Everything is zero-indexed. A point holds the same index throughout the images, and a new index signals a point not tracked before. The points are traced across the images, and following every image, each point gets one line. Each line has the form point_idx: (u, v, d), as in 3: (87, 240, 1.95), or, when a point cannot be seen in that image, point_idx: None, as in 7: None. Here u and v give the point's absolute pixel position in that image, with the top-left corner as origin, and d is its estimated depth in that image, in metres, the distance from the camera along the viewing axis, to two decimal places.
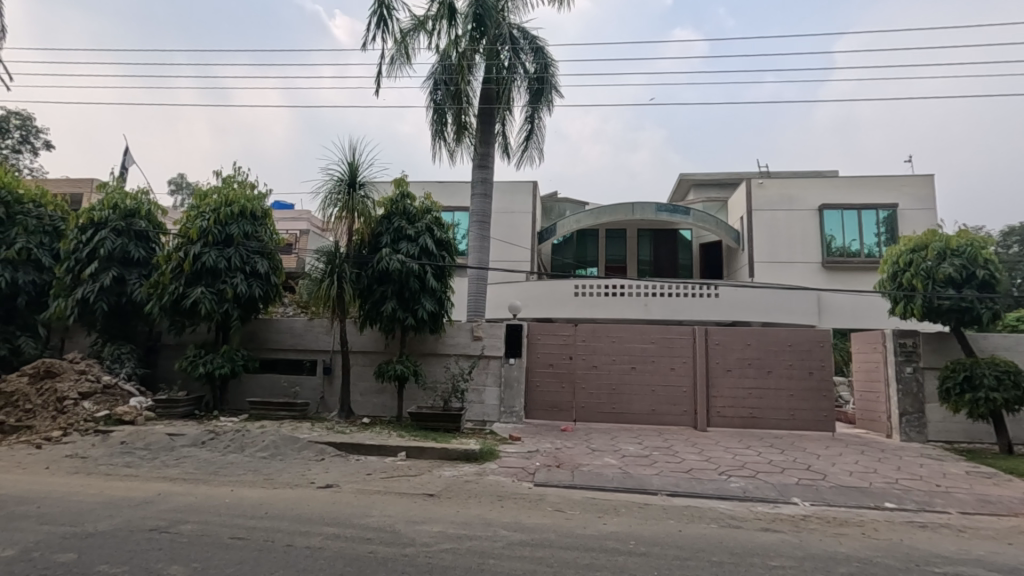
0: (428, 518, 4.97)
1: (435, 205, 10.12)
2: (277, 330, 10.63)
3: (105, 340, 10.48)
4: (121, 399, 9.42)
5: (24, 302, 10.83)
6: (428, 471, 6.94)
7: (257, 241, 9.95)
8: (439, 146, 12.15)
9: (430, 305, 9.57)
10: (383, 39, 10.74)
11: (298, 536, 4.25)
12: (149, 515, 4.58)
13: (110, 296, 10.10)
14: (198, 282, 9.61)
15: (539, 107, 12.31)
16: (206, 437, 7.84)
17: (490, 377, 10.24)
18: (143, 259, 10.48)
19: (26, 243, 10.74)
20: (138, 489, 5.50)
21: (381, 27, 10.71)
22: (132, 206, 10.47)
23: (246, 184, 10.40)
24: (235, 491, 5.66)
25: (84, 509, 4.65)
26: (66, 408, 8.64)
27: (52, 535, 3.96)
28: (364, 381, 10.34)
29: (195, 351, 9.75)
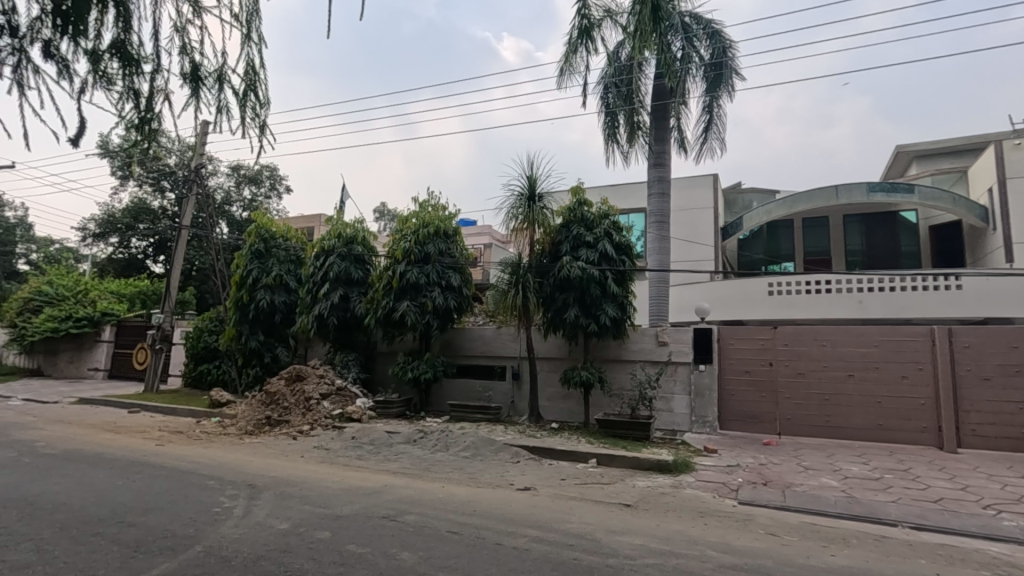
0: (627, 529, 4.86)
1: (612, 210, 10.05)
2: (471, 338, 11.48)
3: (336, 349, 12.38)
4: (350, 399, 11.03)
5: (279, 318, 13.32)
6: (621, 481, 6.82)
7: (450, 257, 10.94)
8: (612, 150, 12.01)
9: (612, 311, 9.46)
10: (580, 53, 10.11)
11: (505, 536, 4.47)
12: (380, 503, 5.23)
13: (338, 312, 11.90)
14: (404, 296, 10.80)
15: (718, 94, 11.63)
16: (417, 436, 8.75)
17: (678, 385, 9.73)
18: (361, 279, 12.20)
19: (279, 271, 13.23)
20: (369, 480, 6.34)
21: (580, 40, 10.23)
22: (351, 234, 12.30)
23: (438, 206, 11.48)
24: (445, 487, 6.21)
25: (332, 494, 5.50)
26: (311, 406, 10.37)
27: (311, 514, 4.74)
28: (550, 387, 10.62)
29: (404, 358, 10.99)
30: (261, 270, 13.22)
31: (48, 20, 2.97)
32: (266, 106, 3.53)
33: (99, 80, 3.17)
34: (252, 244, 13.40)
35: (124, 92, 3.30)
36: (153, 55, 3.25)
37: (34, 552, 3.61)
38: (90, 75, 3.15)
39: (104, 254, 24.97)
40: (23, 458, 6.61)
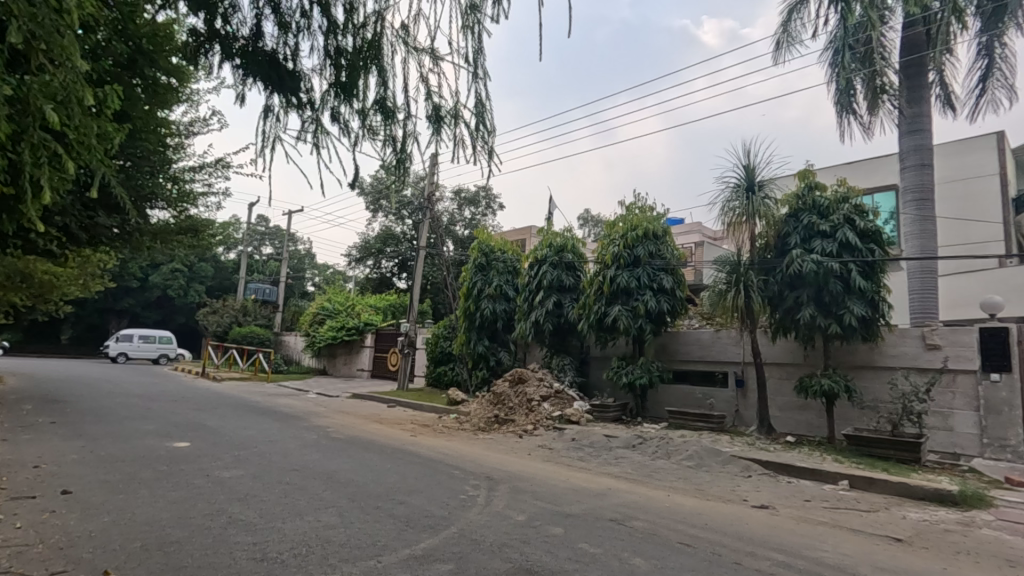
0: (900, 569, 4.09)
1: (852, 191, 8.71)
2: (687, 342, 10.97)
3: (552, 353, 12.99)
4: (568, 401, 11.45)
5: (501, 325, 14.52)
6: (885, 509, 5.76)
7: (661, 259, 10.69)
8: (849, 123, 10.35)
9: (860, 309, 8.10)
10: None
11: (745, 556, 4.13)
12: (607, 506, 5.29)
13: (553, 318, 12.46)
14: (615, 301, 10.83)
15: (1000, 31, 9.23)
16: (636, 441, 8.67)
17: (959, 398, 7.90)
18: (572, 285, 12.64)
19: (499, 281, 14.46)
20: (593, 481, 6.48)
21: None
22: (561, 242, 12.86)
23: (646, 208, 11.32)
24: (670, 496, 6.01)
25: (560, 492, 5.75)
26: (533, 407, 11.03)
27: (544, 509, 5.02)
28: (782, 396, 9.56)
29: (618, 362, 11.01)
30: (484, 282, 14.62)
31: (332, 91, 3.70)
32: (492, 134, 3.87)
33: (367, 133, 3.80)
34: (475, 258, 14.89)
35: (385, 140, 3.88)
36: (404, 105, 3.79)
37: (337, 516, 4.52)
38: (361, 130, 3.81)
39: (364, 274, 30.33)
40: (322, 440, 8.35)
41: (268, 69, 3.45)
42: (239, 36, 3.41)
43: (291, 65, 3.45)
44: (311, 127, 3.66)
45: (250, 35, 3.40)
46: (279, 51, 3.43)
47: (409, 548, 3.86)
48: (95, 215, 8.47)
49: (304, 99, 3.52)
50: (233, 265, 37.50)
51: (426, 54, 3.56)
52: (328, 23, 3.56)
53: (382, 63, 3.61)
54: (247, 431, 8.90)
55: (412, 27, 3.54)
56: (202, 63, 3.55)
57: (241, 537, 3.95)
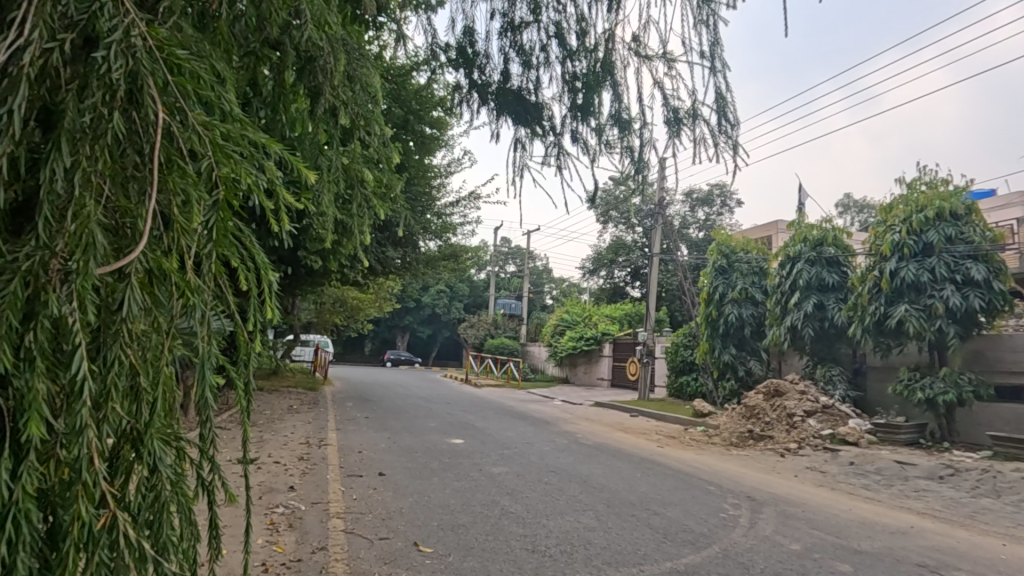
0: None
1: None
2: (1015, 348, 8.46)
3: (816, 362, 11.38)
4: (841, 419, 9.88)
5: (749, 331, 13.33)
6: None
7: (965, 244, 8.54)
8: None
9: None
10: None
11: None
12: (912, 548, 4.34)
13: (815, 322, 10.92)
14: (900, 299, 8.96)
15: None
16: (945, 473, 7.01)
17: None
18: (837, 284, 10.93)
19: (744, 284, 13.31)
20: (887, 515, 5.42)
21: None
22: (819, 236, 11.26)
23: (936, 182, 9.20)
24: (1008, 546, 4.65)
25: (843, 524, 4.97)
26: (796, 424, 9.77)
27: (824, 541, 4.39)
28: None
29: (908, 374, 9.07)
30: (726, 285, 13.62)
31: (571, 115, 3.91)
32: (735, 126, 3.62)
33: (604, 148, 3.89)
34: (715, 261, 13.99)
35: (622, 152, 3.94)
36: (639, 114, 3.79)
37: (596, 519, 4.68)
38: (599, 146, 3.92)
39: (598, 285, 31.10)
40: (573, 445, 8.78)
41: (515, 105, 3.82)
42: (492, 81, 3.86)
43: (534, 98, 3.76)
44: (554, 151, 3.92)
45: (501, 78, 3.82)
46: (524, 87, 3.78)
47: (670, 561, 3.78)
48: (386, 249, 10.51)
49: (547, 126, 3.77)
50: (484, 283, 42.29)
51: (660, 59, 3.51)
52: (564, 51, 3.80)
53: (616, 77, 3.68)
54: (508, 433, 9.89)
55: (643, 37, 3.54)
56: (462, 111, 4.11)
57: (513, 527, 4.39)
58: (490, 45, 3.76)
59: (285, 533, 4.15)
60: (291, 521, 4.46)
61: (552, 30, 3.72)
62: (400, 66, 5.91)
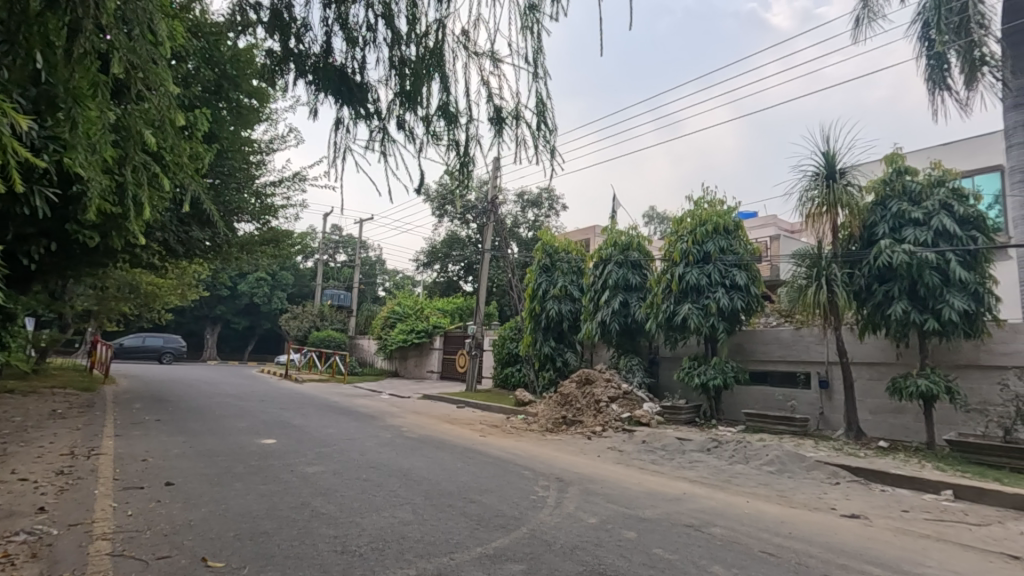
0: None
1: (949, 173, 7.97)
2: (763, 340, 10.43)
3: (621, 354, 12.78)
4: (637, 403, 11.23)
5: (567, 325, 14.45)
6: (998, 523, 5.09)
7: (733, 254, 10.27)
8: (942, 98, 9.67)
9: (962, 303, 7.33)
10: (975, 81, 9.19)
11: (835, 568, 3.72)
12: (683, 512, 5.09)
13: (620, 317, 12.24)
14: (685, 299, 10.47)
15: None
16: (712, 445, 8.37)
17: None
18: (639, 284, 12.39)
19: (564, 282, 14.39)
20: (667, 485, 6.29)
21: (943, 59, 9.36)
22: (626, 241, 12.65)
23: (715, 202, 10.90)
24: (750, 502, 5.69)
25: (633, 496, 5.62)
26: (602, 409, 10.89)
27: (616, 512, 4.93)
28: (873, 398, 8.82)
29: (690, 363, 10.66)
30: (549, 283, 14.59)
31: (398, 101, 3.81)
32: (554, 132, 3.86)
33: (432, 139, 3.87)
34: (539, 260, 14.92)
35: (449, 145, 3.95)
36: (466, 109, 3.83)
37: (412, 513, 4.65)
38: (426, 136, 3.88)
39: (432, 279, 31.15)
40: (397, 439, 8.66)
41: (338, 83, 3.60)
42: (311, 53, 3.58)
43: (359, 78, 3.57)
44: (378, 136, 3.77)
45: (321, 51, 3.56)
46: (347, 65, 3.57)
47: (480, 547, 3.90)
48: (189, 229, 9.20)
49: (372, 110, 3.62)
50: (311, 273, 39.59)
51: (486, 57, 3.59)
52: (392, 34, 3.67)
53: (445, 69, 3.68)
54: (329, 430, 9.38)
55: (472, 33, 3.58)
56: (278, 81, 3.74)
57: (323, 530, 4.16)
58: (311, 14, 3.47)
59: (24, 566, 3.38)
60: (36, 550, 3.65)
61: (380, 9, 3.57)
62: (210, 20, 5.19)
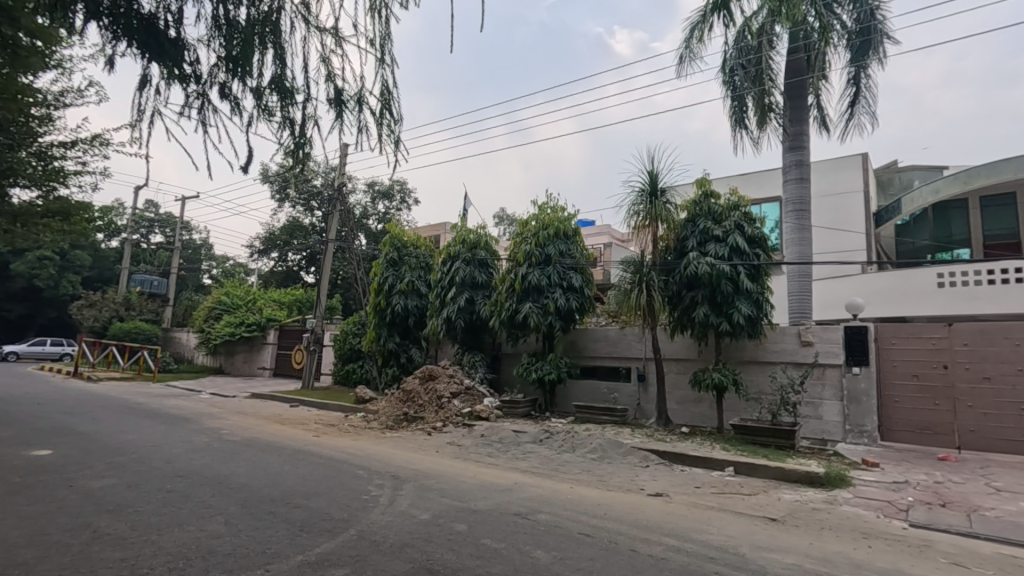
0: (778, 546, 4.24)
1: (742, 199, 9.41)
2: (594, 339, 11.36)
3: (464, 350, 12.96)
4: (478, 398, 11.49)
5: (413, 321, 14.28)
6: (763, 492, 6.14)
7: (570, 258, 10.99)
8: (740, 136, 11.35)
9: (747, 309, 8.73)
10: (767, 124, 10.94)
11: (639, 542, 4.17)
12: (513, 501, 5.32)
13: (465, 314, 12.42)
14: (526, 298, 10.99)
15: (865, 63, 10.45)
16: (544, 436, 8.88)
17: (827, 389, 8.69)
18: (485, 282, 12.68)
19: (411, 277, 14.17)
20: (500, 477, 6.53)
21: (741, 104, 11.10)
22: (474, 239, 12.86)
23: (557, 208, 11.58)
24: (574, 487, 6.14)
25: (467, 489, 5.73)
26: (443, 404, 10.94)
27: (449, 507, 4.98)
28: (680, 389, 10.10)
29: (529, 359, 11.20)
30: (395, 277, 14.26)
31: (222, 66, 3.41)
32: (399, 123, 3.76)
33: (262, 113, 3.54)
34: (387, 253, 14.53)
35: (282, 122, 3.65)
36: (304, 86, 3.56)
37: (225, 524, 4.21)
38: (256, 109, 3.54)
39: (268, 268, 28.61)
40: (214, 443, 7.78)
41: (145, 34, 3.10)
42: None
43: (172, 32, 3.12)
44: (195, 102, 3.34)
45: None
46: (159, 15, 3.09)
47: (301, 554, 3.66)
48: None
49: (190, 71, 3.19)
50: (116, 255, 33.90)
51: (329, 34, 3.38)
52: None
53: (281, 40, 3.38)
54: (127, 436, 8.10)
55: (314, 4, 3.34)
56: (63, 19, 3.11)
57: (108, 553, 3.56)
58: None
59: None
60: None
61: None
62: None
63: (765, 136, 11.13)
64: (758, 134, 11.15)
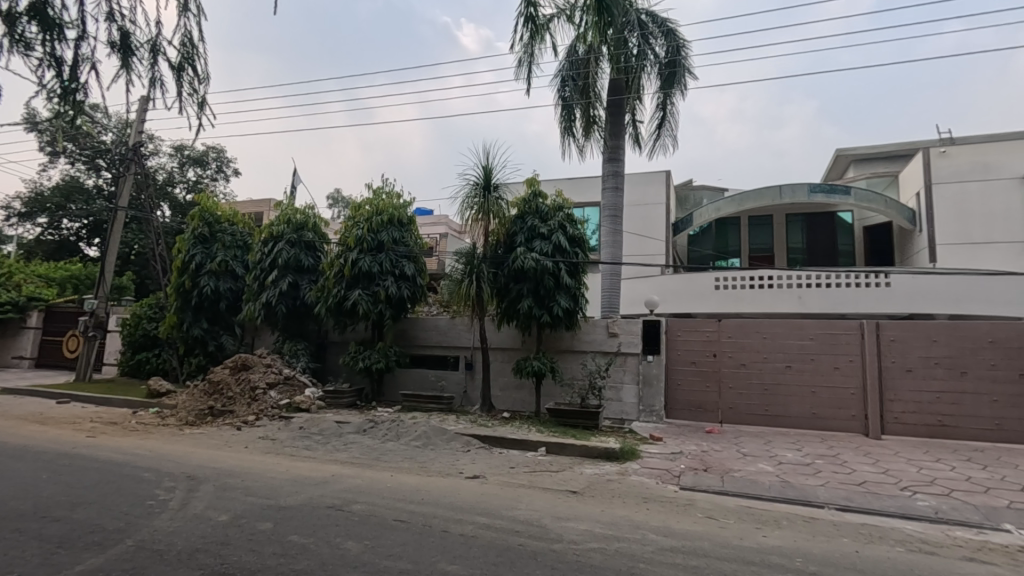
0: (575, 515, 4.72)
1: (566, 202, 10.16)
2: (424, 328, 11.39)
3: (285, 338, 12.06)
4: (298, 389, 10.79)
5: (224, 305, 12.85)
6: (569, 468, 6.78)
7: (404, 246, 10.82)
8: (568, 143, 12.21)
9: (565, 302, 9.53)
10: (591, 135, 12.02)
11: (452, 523, 4.33)
12: (327, 494, 5.13)
13: (288, 300, 11.57)
14: (356, 285, 10.61)
15: (672, 92, 11.94)
16: (368, 426, 8.68)
17: (627, 374, 9.87)
18: (311, 266, 11.91)
19: (224, 257, 12.70)
20: (316, 470, 6.23)
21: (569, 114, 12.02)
22: (301, 220, 11.97)
23: (393, 194, 11.32)
24: (394, 475, 6.13)
25: (276, 485, 5.36)
26: (257, 396, 10.06)
27: (253, 505, 4.62)
28: (504, 377, 10.65)
29: (356, 347, 10.82)
30: (204, 256, 12.66)
31: None
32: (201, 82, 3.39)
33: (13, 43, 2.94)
34: (195, 228, 12.84)
35: (44, 59, 3.08)
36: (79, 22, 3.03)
37: None
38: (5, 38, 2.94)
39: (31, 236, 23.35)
40: None
41: None
42: None
43: None
44: None
45: None
46: None
47: None
48: None
49: None
50: None
51: None
52: None
53: None
54: None
55: None
56: None
57: None
58: None
59: None
60: None
61: None
62: None
63: (589, 145, 12.16)
64: (583, 144, 12.16)
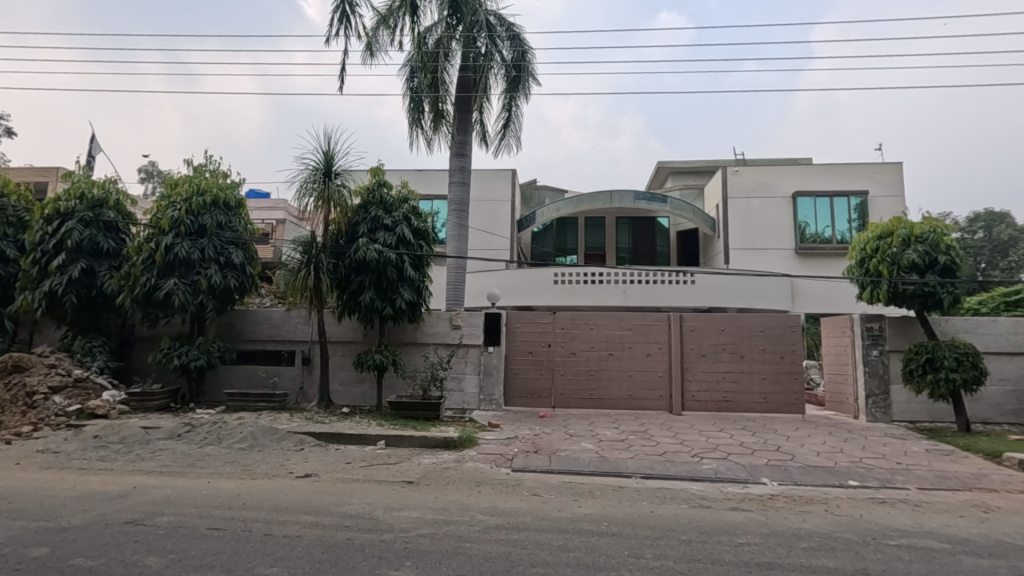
0: (407, 504, 4.79)
1: (412, 194, 10.06)
2: (254, 320, 10.52)
3: (76, 334, 10.27)
4: (93, 392, 9.25)
5: None
6: (407, 459, 6.82)
7: (231, 232, 9.80)
8: (416, 134, 12.20)
9: (408, 295, 9.50)
10: (439, 128, 12.06)
11: (276, 525, 4.13)
12: (125, 508, 4.54)
13: (80, 289, 9.90)
14: (171, 273, 9.43)
15: (516, 95, 12.46)
16: (183, 430, 7.79)
17: (469, 365, 10.17)
18: (113, 251, 10.26)
19: None
20: (113, 483, 5.46)
21: (417, 107, 12.07)
22: (99, 196, 10.22)
23: (218, 173, 10.24)
24: (213, 481, 5.61)
25: (57, 504, 4.60)
26: (35, 403, 8.45)
27: (24, 530, 3.93)
28: (344, 371, 10.29)
29: (170, 342, 9.61)
30: None
31: None
32: None
33: None
34: None
35: None
36: None
37: None
38: None
39: None
40: None
41: None
42: None
43: None
44: None
45: None
46: None
47: None
48: None
49: None
50: None
51: None
52: None
53: None
54: None
55: None
56: None
57: None
58: None
59: None
60: None
61: None
62: None
63: (438, 138, 12.24)
64: (432, 137, 12.22)
